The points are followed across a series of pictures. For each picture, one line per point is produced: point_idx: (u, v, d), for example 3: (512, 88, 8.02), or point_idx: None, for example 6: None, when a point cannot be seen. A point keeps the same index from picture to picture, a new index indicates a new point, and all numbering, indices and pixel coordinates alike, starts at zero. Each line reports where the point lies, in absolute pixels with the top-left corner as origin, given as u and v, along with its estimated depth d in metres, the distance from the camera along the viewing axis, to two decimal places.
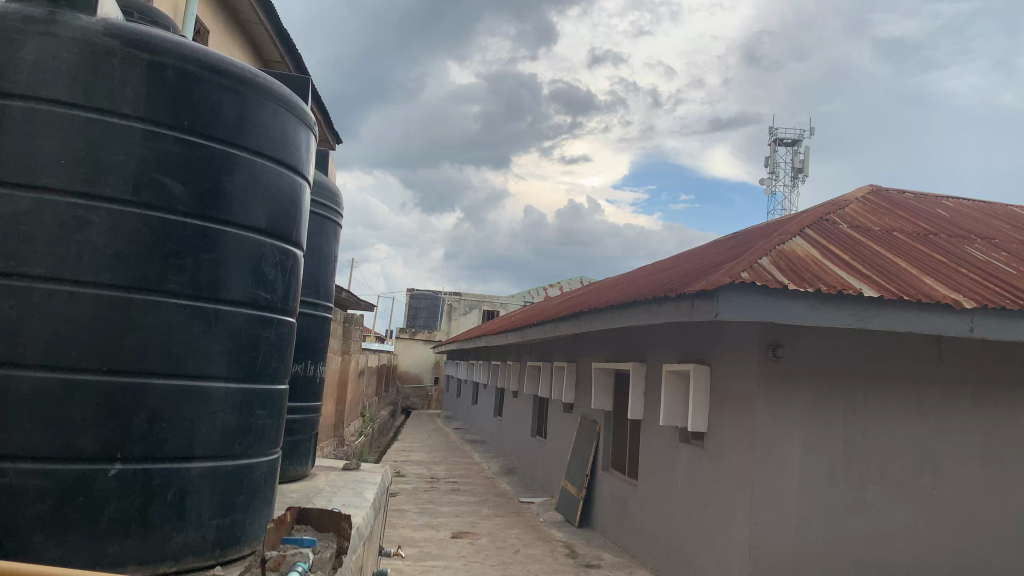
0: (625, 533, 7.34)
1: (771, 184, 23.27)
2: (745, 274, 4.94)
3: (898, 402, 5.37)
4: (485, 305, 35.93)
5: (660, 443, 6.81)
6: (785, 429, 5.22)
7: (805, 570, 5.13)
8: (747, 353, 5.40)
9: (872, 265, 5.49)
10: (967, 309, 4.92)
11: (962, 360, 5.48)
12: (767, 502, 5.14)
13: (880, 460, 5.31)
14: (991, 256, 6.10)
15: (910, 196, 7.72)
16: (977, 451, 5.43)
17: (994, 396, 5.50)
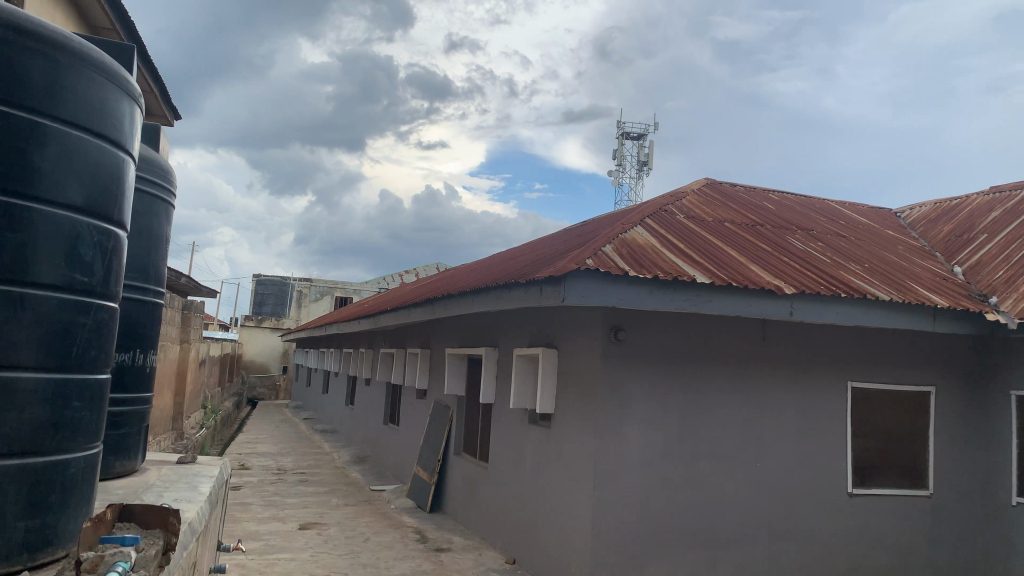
0: (476, 516, 7.43)
1: (619, 176, 24.14)
2: (589, 260, 5.11)
3: (727, 380, 5.76)
4: (337, 291, 35.16)
5: (510, 425, 6.95)
6: (626, 408, 5.48)
7: (642, 543, 5.40)
8: (591, 336, 5.61)
9: (707, 253, 5.83)
10: (787, 294, 5.33)
11: (784, 341, 5.94)
12: (609, 480, 5.38)
13: (711, 435, 5.67)
14: (809, 246, 6.63)
15: (741, 189, 8.26)
16: (795, 424, 5.90)
17: (810, 373, 6.00)
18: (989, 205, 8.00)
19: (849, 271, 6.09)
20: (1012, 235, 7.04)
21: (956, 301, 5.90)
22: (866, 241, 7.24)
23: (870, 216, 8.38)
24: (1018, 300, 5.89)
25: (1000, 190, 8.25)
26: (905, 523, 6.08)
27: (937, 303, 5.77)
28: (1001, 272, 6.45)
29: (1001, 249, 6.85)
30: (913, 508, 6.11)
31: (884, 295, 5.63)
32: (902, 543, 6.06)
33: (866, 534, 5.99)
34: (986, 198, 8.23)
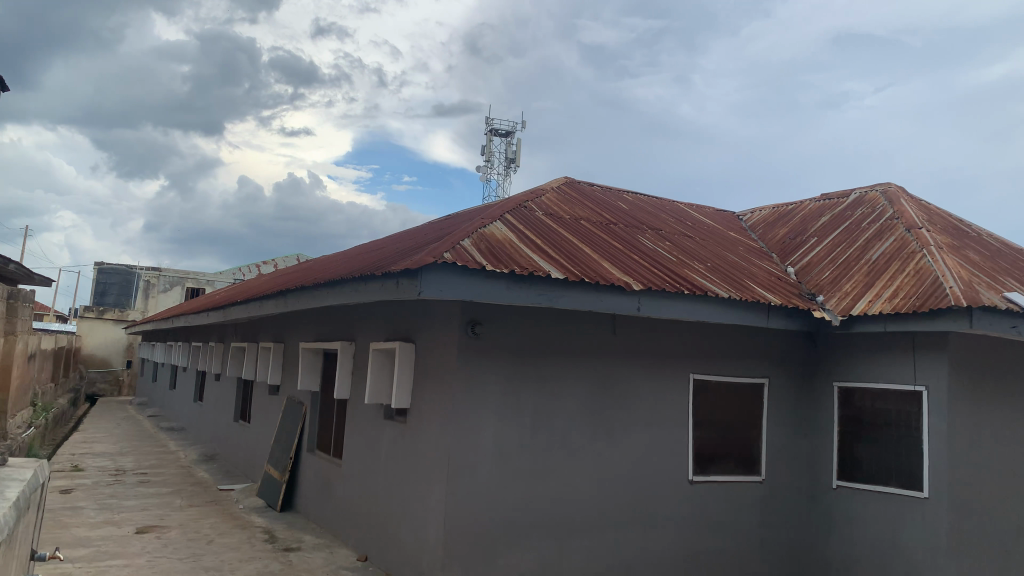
0: (328, 514, 7.27)
1: (487, 172, 24.25)
2: (447, 254, 5.09)
3: (579, 373, 5.91)
4: (190, 282, 33.42)
5: (365, 420, 6.83)
6: (482, 401, 5.51)
7: (495, 537, 5.45)
8: (448, 330, 5.60)
9: (562, 250, 5.95)
10: (636, 290, 5.54)
11: (633, 336, 6.16)
12: (462, 474, 5.40)
13: (563, 427, 5.80)
14: (659, 245, 6.92)
15: (597, 188, 8.49)
16: (642, 415, 6.14)
17: (657, 366, 6.25)
18: (820, 211, 8.63)
19: (694, 269, 6.39)
20: (838, 239, 7.63)
21: (788, 299, 6.33)
22: (710, 241, 7.63)
23: (716, 218, 8.84)
24: (841, 298, 6.39)
25: (830, 197, 8.92)
26: (740, 508, 6.46)
27: (771, 301, 6.17)
28: (827, 273, 6.97)
29: (829, 251, 7.41)
30: (747, 493, 6.50)
31: (724, 292, 5.95)
32: (736, 527, 6.43)
33: (704, 519, 6.31)
34: (818, 204, 8.88)
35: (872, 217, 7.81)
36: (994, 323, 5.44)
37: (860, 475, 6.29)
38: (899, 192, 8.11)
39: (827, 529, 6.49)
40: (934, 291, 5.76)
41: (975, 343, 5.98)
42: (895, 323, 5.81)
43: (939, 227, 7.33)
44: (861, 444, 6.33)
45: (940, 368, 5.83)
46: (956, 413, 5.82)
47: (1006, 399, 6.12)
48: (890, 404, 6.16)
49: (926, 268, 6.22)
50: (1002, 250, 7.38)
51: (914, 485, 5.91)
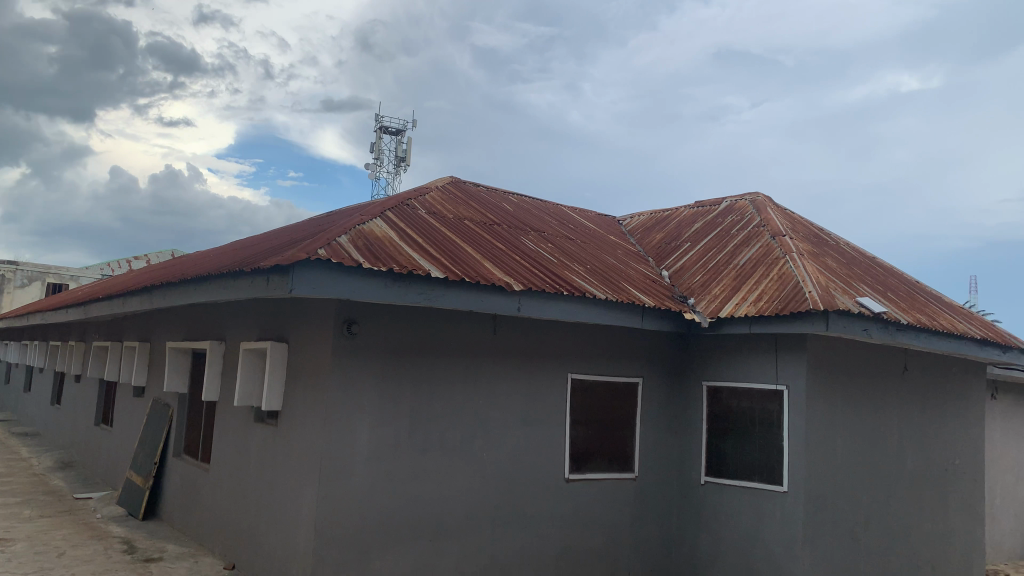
0: (194, 522, 6.93)
1: (376, 170, 23.88)
2: (321, 250, 4.95)
3: (457, 373, 5.88)
4: (51, 277, 31.25)
5: (234, 423, 6.55)
6: (356, 402, 5.40)
7: (368, 540, 5.35)
8: (322, 329, 5.45)
9: (442, 249, 5.90)
10: (515, 291, 5.56)
11: (512, 337, 6.18)
12: (334, 476, 5.27)
13: (440, 427, 5.76)
14: (540, 246, 6.98)
15: (482, 188, 8.48)
16: (520, 415, 6.17)
17: (536, 368, 6.30)
18: (694, 217, 8.96)
19: (573, 271, 6.49)
20: (711, 245, 7.94)
21: (662, 302, 6.53)
22: (590, 244, 7.78)
23: (597, 222, 9.02)
24: (710, 301, 6.65)
25: (704, 205, 9.28)
26: (613, 504, 6.60)
27: (646, 303, 6.35)
28: (699, 277, 7.24)
29: (701, 256, 7.70)
30: (620, 491, 6.66)
31: (601, 293, 6.07)
32: (610, 524, 6.57)
33: (579, 516, 6.41)
34: (692, 210, 9.22)
35: (742, 224, 8.18)
36: (847, 326, 5.80)
37: (726, 471, 6.56)
38: (766, 201, 8.53)
39: (694, 523, 6.72)
40: (795, 295, 6.08)
41: (831, 345, 6.36)
42: (760, 325, 6.10)
43: (801, 235, 7.75)
44: (727, 441, 6.61)
45: (799, 367, 6.16)
46: (813, 410, 6.17)
47: (857, 397, 6.54)
48: (753, 402, 6.46)
49: (788, 273, 6.56)
50: (857, 258, 7.89)
51: (773, 479, 6.22)
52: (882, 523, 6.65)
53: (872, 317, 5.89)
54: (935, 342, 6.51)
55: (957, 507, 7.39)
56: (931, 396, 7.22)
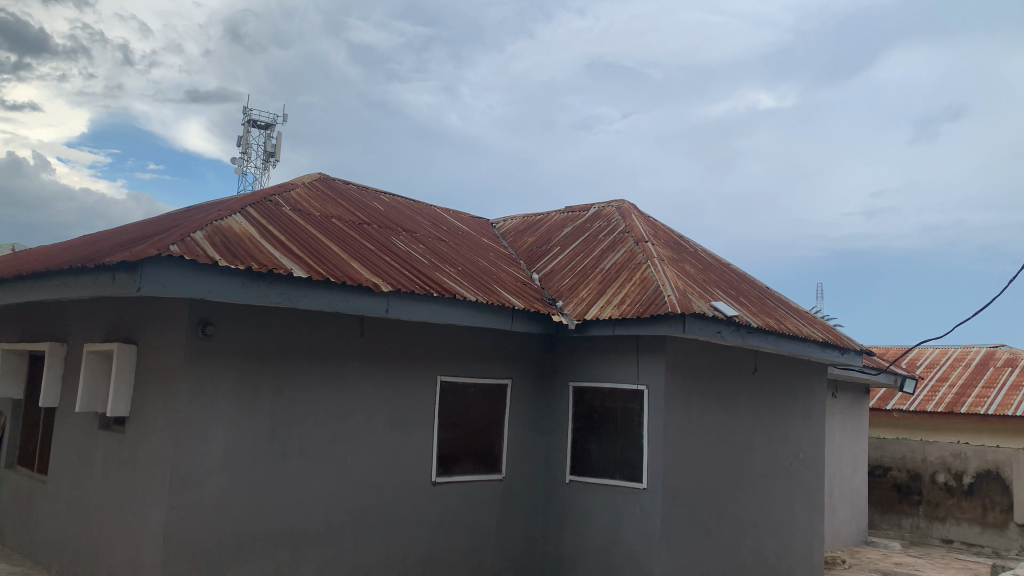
0: (28, 539, 6.39)
1: (243, 164, 22.96)
2: (173, 247, 4.69)
3: (320, 375, 5.71)
4: None
5: (76, 430, 6.09)
6: (211, 405, 5.16)
7: (221, 551, 5.11)
8: (174, 331, 5.17)
9: (307, 248, 5.72)
10: (383, 291, 5.47)
11: (379, 339, 6.07)
12: (186, 485, 5.00)
13: (301, 433, 5.58)
14: (410, 247, 6.91)
15: (352, 186, 8.29)
16: (385, 418, 6.06)
17: (403, 371, 6.21)
18: (563, 222, 9.14)
19: (443, 272, 6.45)
20: (579, 249, 8.12)
21: (530, 304, 6.61)
22: (461, 246, 7.78)
23: (470, 224, 9.02)
24: (577, 304, 6.80)
25: (573, 210, 9.48)
26: (480, 506, 6.61)
27: (514, 305, 6.40)
28: (567, 280, 7.39)
29: (569, 260, 7.86)
30: (487, 492, 6.67)
31: (470, 295, 6.08)
32: (476, 525, 6.57)
33: (446, 519, 6.38)
34: (562, 215, 9.39)
35: (608, 230, 8.42)
36: (703, 328, 6.08)
37: (590, 470, 6.72)
38: (631, 208, 8.82)
39: (559, 521, 6.84)
40: (656, 298, 6.31)
41: (688, 347, 6.65)
42: (623, 327, 6.28)
43: (663, 242, 8.06)
44: (592, 440, 6.77)
45: (659, 369, 6.40)
46: (671, 410, 6.43)
47: (712, 396, 6.86)
48: (616, 402, 6.66)
49: (650, 278, 6.80)
50: (713, 264, 8.30)
51: (634, 476, 6.43)
52: (733, 515, 7.01)
53: (725, 320, 6.21)
54: (781, 345, 6.94)
55: (800, 498, 7.90)
56: (778, 394, 7.69)
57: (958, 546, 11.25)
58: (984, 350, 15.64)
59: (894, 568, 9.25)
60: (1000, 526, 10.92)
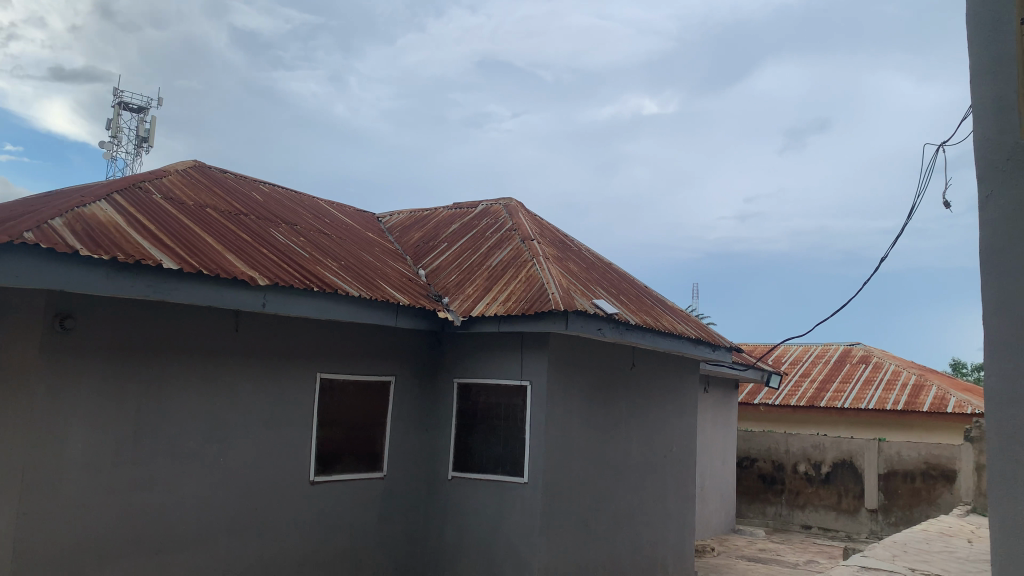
0: None
1: (112, 148, 21.64)
2: (28, 233, 4.37)
3: (193, 372, 5.47)
4: None
5: None
6: (68, 403, 4.84)
7: (79, 559, 4.81)
8: (27, 324, 4.81)
9: (179, 238, 5.46)
10: (260, 285, 5.28)
11: (256, 334, 5.85)
12: (38, 490, 4.67)
13: (170, 432, 5.32)
14: (291, 240, 6.71)
15: (230, 175, 7.96)
16: (261, 417, 5.86)
17: (281, 367, 6.01)
18: (450, 218, 9.11)
19: (324, 266, 6.30)
20: (465, 245, 8.13)
21: (415, 300, 6.55)
22: (345, 240, 7.62)
23: (355, 218, 8.85)
24: (462, 301, 6.80)
25: (460, 206, 9.47)
26: (361, 505, 6.49)
27: (398, 301, 6.33)
28: (453, 276, 7.37)
29: (455, 257, 7.85)
30: (368, 491, 6.55)
31: (353, 290, 5.97)
32: (358, 524, 6.46)
33: (325, 519, 6.23)
34: (450, 211, 9.36)
35: (495, 227, 8.46)
36: (584, 325, 6.22)
37: (473, 466, 6.74)
38: (518, 206, 8.90)
39: (441, 518, 6.83)
40: (540, 295, 6.40)
41: (570, 343, 6.78)
42: (507, 324, 6.34)
43: (548, 240, 8.19)
44: (474, 436, 6.79)
45: (541, 365, 6.50)
46: (552, 405, 6.54)
47: (591, 392, 7.02)
48: (500, 398, 6.71)
49: (535, 275, 6.89)
50: (596, 263, 8.49)
51: (515, 471, 6.51)
52: (610, 508, 7.21)
53: (605, 317, 6.38)
54: (658, 342, 7.20)
55: (673, 490, 8.21)
56: (654, 390, 7.97)
57: (815, 532, 12.00)
58: (841, 348, 16.77)
59: (759, 554, 9.76)
60: (853, 512, 11.73)
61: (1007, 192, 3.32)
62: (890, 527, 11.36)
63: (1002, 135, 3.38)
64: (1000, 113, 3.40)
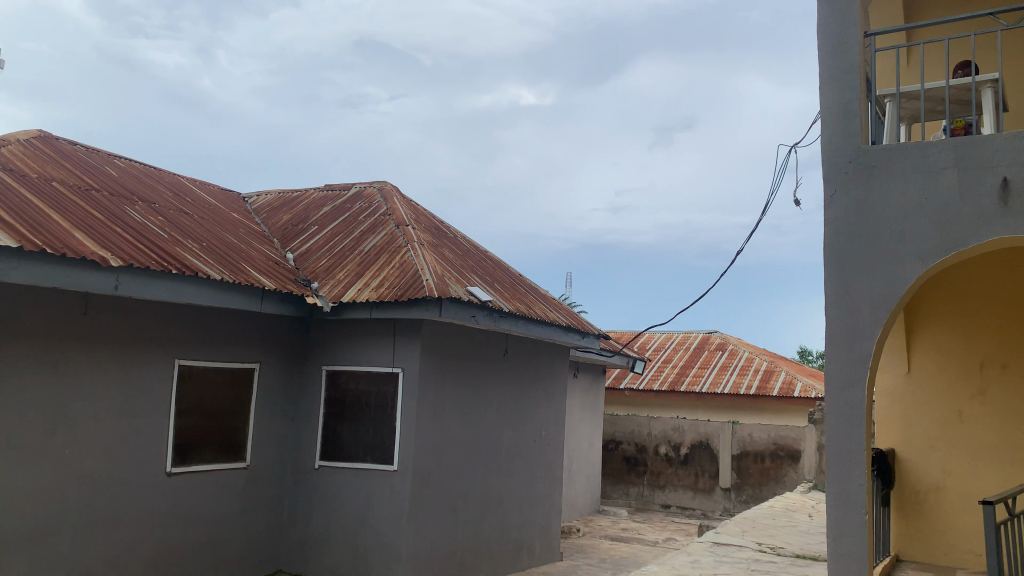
0: None
1: None
2: None
3: (35, 358, 5.08)
4: None
5: None
6: None
7: None
8: None
9: (21, 214, 5.03)
10: (113, 266, 4.97)
11: (108, 318, 5.49)
12: None
13: (7, 423, 4.93)
14: (148, 219, 6.33)
15: (80, 147, 7.41)
16: (113, 405, 5.52)
17: (136, 353, 5.68)
18: (323, 200, 8.87)
19: (184, 248, 5.99)
20: (337, 229, 7.94)
21: (282, 285, 6.35)
22: (208, 220, 7.27)
23: (219, 197, 8.45)
24: (333, 286, 6.65)
25: (333, 189, 9.24)
26: (222, 497, 6.24)
27: (265, 285, 6.12)
28: (324, 261, 7.19)
29: (326, 240, 7.66)
30: (230, 482, 6.31)
31: (215, 273, 5.71)
32: (219, 516, 6.22)
33: (184, 511, 5.96)
34: (322, 194, 9.12)
35: (368, 212, 8.31)
36: (457, 312, 6.24)
37: (341, 454, 6.64)
38: (393, 191, 8.78)
39: (307, 507, 6.70)
40: (413, 281, 6.35)
41: (443, 330, 6.78)
42: (380, 310, 6.27)
43: (423, 226, 8.13)
44: (343, 424, 6.68)
45: (413, 352, 6.47)
46: (423, 392, 6.53)
47: (463, 379, 7.05)
48: (370, 385, 6.63)
49: (408, 261, 6.83)
50: (471, 251, 8.51)
51: (385, 459, 6.47)
52: (480, 493, 7.29)
53: (479, 304, 6.42)
54: (530, 329, 7.32)
55: (541, 474, 8.39)
56: (525, 376, 8.10)
57: (674, 510, 12.62)
58: (701, 336, 17.63)
59: (622, 534, 10.17)
60: (708, 491, 12.40)
61: (848, 192, 3.94)
62: (741, 504, 12.09)
63: (846, 139, 3.99)
64: (845, 121, 4.02)
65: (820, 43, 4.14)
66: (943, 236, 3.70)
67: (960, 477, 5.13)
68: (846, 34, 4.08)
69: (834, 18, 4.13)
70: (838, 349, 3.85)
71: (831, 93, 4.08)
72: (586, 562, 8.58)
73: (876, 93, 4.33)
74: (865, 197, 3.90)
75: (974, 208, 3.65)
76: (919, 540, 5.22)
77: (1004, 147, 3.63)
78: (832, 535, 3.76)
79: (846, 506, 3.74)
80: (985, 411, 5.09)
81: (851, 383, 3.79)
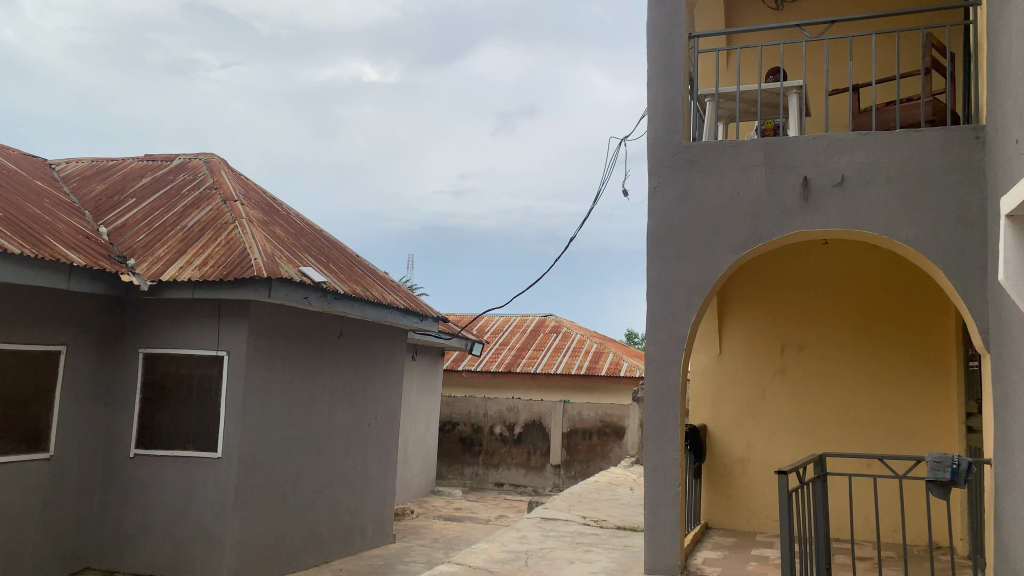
0: None
1: None
2: None
3: None
4: None
5: None
6: None
7: None
8: None
9: None
10: None
11: None
12: None
13: None
14: None
15: None
16: None
17: None
18: (141, 171, 8.28)
19: None
20: (157, 202, 7.45)
21: (93, 261, 5.88)
22: (6, 188, 6.58)
23: (20, 162, 7.66)
24: (152, 263, 6.24)
25: (153, 159, 8.64)
26: (22, 491, 5.69)
27: (74, 261, 5.64)
28: (141, 236, 6.73)
29: (144, 214, 7.16)
30: (31, 475, 5.76)
31: (14, 246, 5.19)
32: (18, 513, 5.67)
33: None
34: (140, 163, 8.50)
35: (193, 185, 7.85)
36: (288, 293, 6.05)
37: (159, 441, 6.27)
38: (220, 164, 8.34)
39: (121, 498, 6.28)
40: (241, 259, 6.09)
41: (273, 312, 6.55)
42: (204, 290, 5.96)
43: (253, 203, 7.80)
44: (162, 410, 6.30)
45: (240, 334, 6.22)
46: (251, 375, 6.28)
47: (294, 362, 6.85)
48: (193, 369, 6.31)
49: (236, 238, 6.53)
50: (305, 229, 8.27)
51: (209, 446, 6.18)
52: (310, 478, 7.13)
53: (312, 285, 6.26)
54: (366, 311, 7.22)
55: (375, 458, 8.32)
56: (360, 358, 7.98)
57: (506, 488, 12.94)
58: (536, 318, 18.12)
59: (455, 513, 10.33)
60: (539, 468, 12.81)
61: (670, 185, 4.18)
62: (569, 480, 12.61)
63: (669, 135, 4.23)
64: (668, 117, 4.26)
65: (649, 42, 4.35)
66: (751, 229, 4.01)
67: (760, 451, 5.62)
68: (671, 35, 4.31)
69: (662, 19, 4.34)
70: (657, 333, 4.08)
71: (657, 91, 4.30)
72: (419, 542, 8.65)
73: (697, 92, 4.62)
74: (683, 190, 4.15)
75: (778, 204, 3.99)
76: (726, 510, 5.66)
77: (805, 149, 3.98)
78: (649, 507, 4.00)
79: (661, 480, 4.00)
80: (783, 389, 5.60)
81: (667, 364, 4.04)
